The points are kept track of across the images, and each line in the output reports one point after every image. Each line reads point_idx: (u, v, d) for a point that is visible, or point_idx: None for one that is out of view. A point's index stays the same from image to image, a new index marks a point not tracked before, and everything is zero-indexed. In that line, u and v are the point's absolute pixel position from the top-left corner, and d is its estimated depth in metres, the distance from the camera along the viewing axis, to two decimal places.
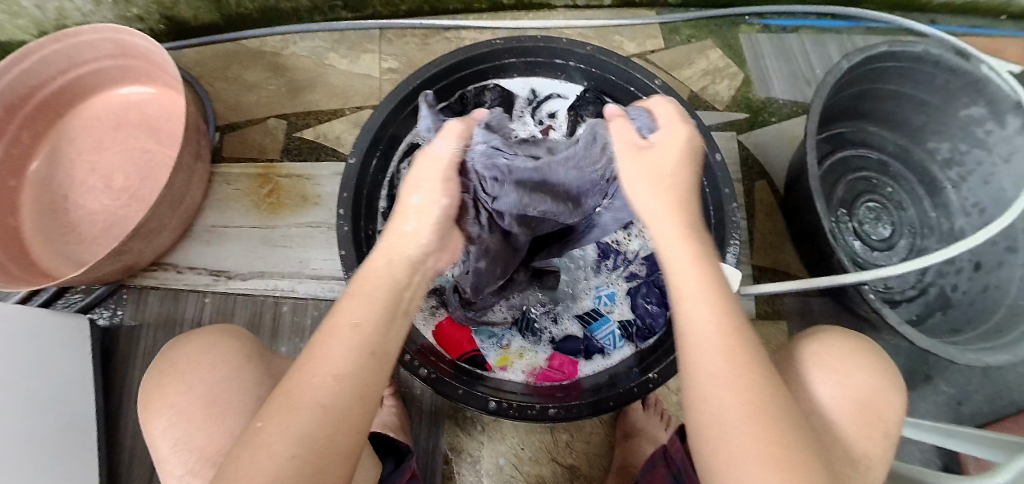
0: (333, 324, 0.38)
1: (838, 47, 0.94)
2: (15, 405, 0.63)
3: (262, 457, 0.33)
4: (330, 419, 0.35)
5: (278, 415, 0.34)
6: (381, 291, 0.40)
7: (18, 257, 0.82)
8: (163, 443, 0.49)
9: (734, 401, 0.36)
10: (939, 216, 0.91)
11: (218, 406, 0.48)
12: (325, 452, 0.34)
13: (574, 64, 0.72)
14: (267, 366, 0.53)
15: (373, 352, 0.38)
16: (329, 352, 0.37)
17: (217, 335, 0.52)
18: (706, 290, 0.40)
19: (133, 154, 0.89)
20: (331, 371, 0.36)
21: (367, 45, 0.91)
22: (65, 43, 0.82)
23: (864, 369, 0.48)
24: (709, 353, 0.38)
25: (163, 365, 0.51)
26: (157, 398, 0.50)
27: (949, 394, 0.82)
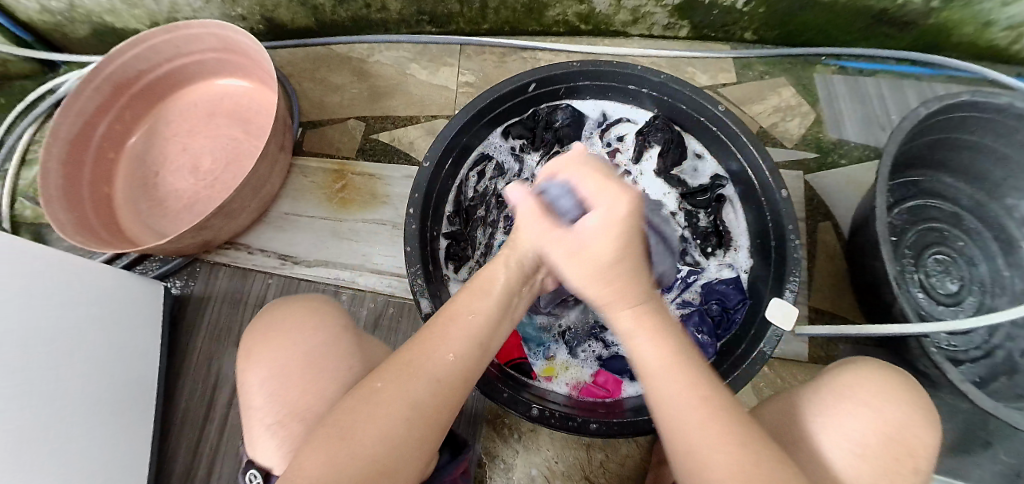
0: (454, 313, 0.46)
1: (918, 95, 0.91)
2: (93, 352, 0.70)
3: (380, 409, 0.40)
4: (440, 390, 0.42)
5: (398, 376, 0.42)
6: (490, 292, 0.48)
7: (110, 221, 0.90)
8: (258, 391, 0.52)
9: (711, 445, 0.38)
10: (1013, 276, 0.86)
11: (313, 365, 0.52)
12: (433, 416, 0.41)
13: (647, 91, 0.73)
14: (360, 342, 0.56)
15: (481, 344, 0.45)
16: (451, 334, 0.45)
17: (320, 305, 0.57)
18: (667, 357, 0.41)
19: (221, 140, 0.97)
20: (450, 351, 0.44)
21: (446, 59, 0.96)
22: (175, 34, 0.91)
23: (896, 405, 0.47)
24: (687, 415, 0.40)
25: (266, 323, 0.55)
26: (258, 348, 0.54)
27: (1010, 466, 0.77)
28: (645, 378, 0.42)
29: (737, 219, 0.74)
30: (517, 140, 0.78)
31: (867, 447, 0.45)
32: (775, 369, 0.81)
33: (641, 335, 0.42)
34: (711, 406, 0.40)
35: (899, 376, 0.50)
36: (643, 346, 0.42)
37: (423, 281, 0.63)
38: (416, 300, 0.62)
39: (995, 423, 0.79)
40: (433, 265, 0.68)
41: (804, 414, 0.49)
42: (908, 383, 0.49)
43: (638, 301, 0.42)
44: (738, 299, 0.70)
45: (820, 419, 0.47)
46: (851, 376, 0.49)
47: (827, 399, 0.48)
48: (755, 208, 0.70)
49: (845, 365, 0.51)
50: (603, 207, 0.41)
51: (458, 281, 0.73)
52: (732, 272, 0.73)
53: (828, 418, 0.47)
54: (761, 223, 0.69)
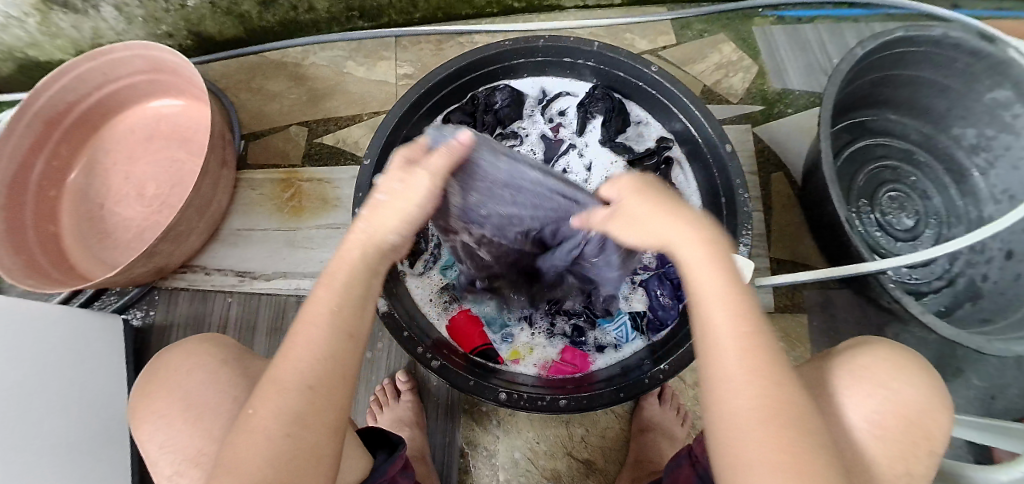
0: (307, 313, 0.40)
1: (856, 36, 0.92)
2: (58, 398, 0.68)
3: (258, 435, 0.36)
4: (315, 398, 0.38)
5: (267, 396, 0.37)
6: (343, 281, 0.42)
7: (59, 261, 0.87)
8: (152, 445, 0.49)
9: (745, 378, 0.36)
10: (966, 205, 0.88)
11: (197, 410, 0.48)
12: (315, 421, 0.37)
13: (584, 62, 0.72)
14: (245, 367, 0.52)
15: (348, 334, 0.40)
16: (307, 333, 0.39)
17: (194, 342, 0.52)
18: (723, 286, 0.39)
19: (164, 163, 0.94)
20: (310, 353, 0.39)
21: (383, 52, 0.93)
22: (100, 60, 0.87)
23: (913, 385, 0.44)
24: (730, 352, 0.37)
25: (149, 374, 0.51)
26: (142, 404, 0.50)
27: (981, 389, 0.80)
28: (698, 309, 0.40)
29: (687, 180, 0.74)
30: None
31: (883, 429, 0.43)
32: None
33: (692, 251, 0.41)
34: (761, 364, 0.36)
35: (915, 357, 0.47)
36: (701, 272, 0.40)
37: None
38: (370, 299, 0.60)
39: (962, 349, 0.81)
40: (386, 264, 0.66)
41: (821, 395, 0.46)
42: (922, 360, 0.47)
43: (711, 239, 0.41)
44: None
45: (835, 400, 0.45)
46: (873, 358, 0.46)
47: (844, 380, 0.45)
48: (702, 167, 0.71)
49: (857, 346, 0.48)
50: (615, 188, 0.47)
51: (416, 276, 0.73)
52: None
53: (846, 400, 0.44)
54: (710, 181, 0.70)
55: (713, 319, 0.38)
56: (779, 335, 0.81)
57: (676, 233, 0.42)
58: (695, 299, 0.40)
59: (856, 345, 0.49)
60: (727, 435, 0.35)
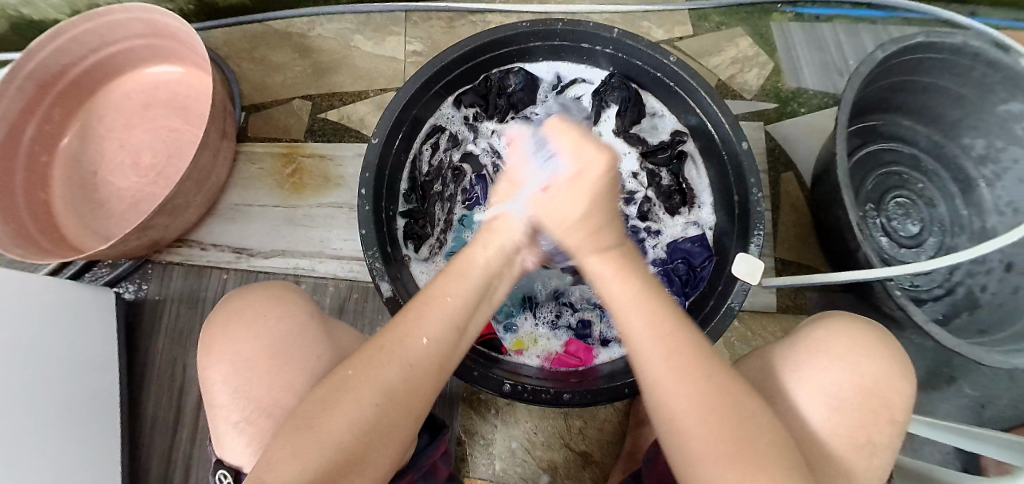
0: (428, 298, 0.44)
1: (874, 38, 0.91)
2: (47, 372, 0.66)
3: (352, 398, 0.37)
4: (414, 375, 0.40)
5: (370, 363, 0.39)
6: (466, 276, 0.46)
7: (49, 230, 0.84)
8: (222, 387, 0.47)
9: (682, 388, 0.39)
10: (970, 215, 0.88)
11: (281, 358, 0.47)
12: (407, 403, 0.39)
13: (601, 49, 0.70)
14: (327, 329, 0.52)
15: (458, 326, 0.43)
16: (424, 317, 0.42)
17: (283, 292, 0.52)
18: (633, 295, 0.43)
19: (161, 132, 0.91)
20: (423, 334, 0.41)
21: (392, 28, 0.91)
22: (97, 22, 0.83)
23: (870, 356, 0.45)
24: (657, 358, 0.40)
25: (225, 310, 0.50)
26: (218, 343, 0.48)
27: (972, 397, 0.81)
28: (617, 319, 0.43)
29: (699, 176, 0.73)
30: (471, 108, 0.75)
31: (842, 400, 0.44)
32: (746, 322, 0.82)
33: (603, 270, 0.45)
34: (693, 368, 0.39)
35: (874, 328, 0.48)
36: (611, 285, 0.44)
37: (381, 263, 0.60)
38: (375, 283, 0.59)
39: (957, 358, 0.82)
40: (392, 247, 0.66)
41: (781, 368, 0.47)
42: (885, 334, 0.48)
43: (607, 246, 0.46)
44: (704, 257, 0.69)
45: (796, 374, 0.46)
46: (822, 331, 0.48)
47: (801, 355, 0.47)
48: (717, 164, 0.69)
49: (818, 320, 0.50)
50: (581, 161, 0.45)
51: (421, 261, 0.71)
52: (697, 229, 0.72)
53: (801, 375, 0.46)
54: (724, 178, 0.68)
55: (632, 330, 0.42)
56: (780, 336, 0.81)
57: (575, 235, 0.47)
58: (613, 307, 0.44)
59: (816, 319, 0.50)
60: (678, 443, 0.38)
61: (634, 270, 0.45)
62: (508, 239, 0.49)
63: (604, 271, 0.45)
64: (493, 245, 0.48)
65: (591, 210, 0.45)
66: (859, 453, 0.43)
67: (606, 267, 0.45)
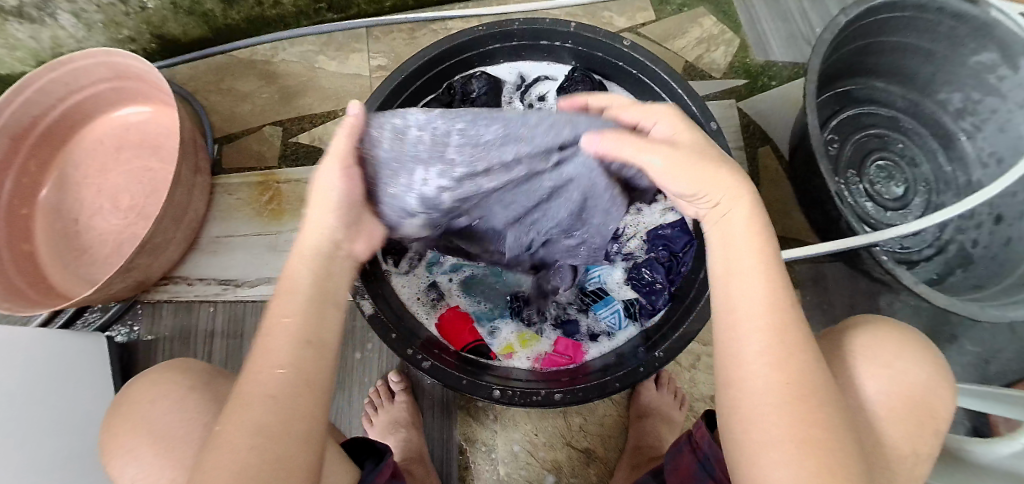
0: (269, 327, 0.38)
1: (838, 3, 0.90)
2: (46, 424, 0.66)
3: (223, 449, 0.33)
4: (282, 406, 0.35)
5: (234, 409, 0.35)
6: (300, 289, 0.40)
7: (36, 281, 0.84)
8: (129, 480, 0.47)
9: (774, 373, 0.35)
10: (954, 170, 0.87)
11: (167, 440, 0.46)
12: (285, 434, 0.34)
13: (561, 44, 0.70)
14: (216, 392, 0.50)
15: (310, 341, 0.38)
16: (271, 347, 0.37)
17: (161, 373, 0.51)
18: (758, 300, 0.37)
19: (138, 173, 0.91)
20: (276, 364, 0.36)
21: (355, 45, 0.90)
22: (61, 70, 0.83)
23: (919, 366, 0.44)
24: (757, 323, 0.36)
25: (116, 408, 0.50)
26: (112, 443, 0.48)
27: (976, 354, 0.80)
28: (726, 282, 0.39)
29: None
30: None
31: (891, 409, 0.43)
32: None
33: (739, 218, 0.40)
34: (793, 346, 0.36)
35: (918, 334, 0.47)
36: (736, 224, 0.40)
37: (361, 283, 0.60)
38: (356, 301, 0.60)
39: (956, 316, 0.81)
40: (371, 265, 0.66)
41: (832, 373, 0.44)
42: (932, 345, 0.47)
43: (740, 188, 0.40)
44: (685, 241, 0.69)
45: (847, 381, 0.44)
46: (877, 337, 0.46)
47: (853, 359, 0.45)
48: None
49: (860, 325, 0.48)
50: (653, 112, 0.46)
51: (401, 274, 0.70)
52: (676, 214, 0.72)
53: (853, 380, 0.43)
54: None
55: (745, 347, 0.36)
56: None
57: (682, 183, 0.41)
58: (730, 321, 0.38)
59: (856, 324, 0.49)
60: (752, 421, 0.35)
61: (767, 237, 0.40)
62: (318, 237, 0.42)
63: (738, 230, 0.40)
64: (308, 251, 0.42)
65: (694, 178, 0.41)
66: (904, 461, 0.42)
67: (744, 229, 0.40)
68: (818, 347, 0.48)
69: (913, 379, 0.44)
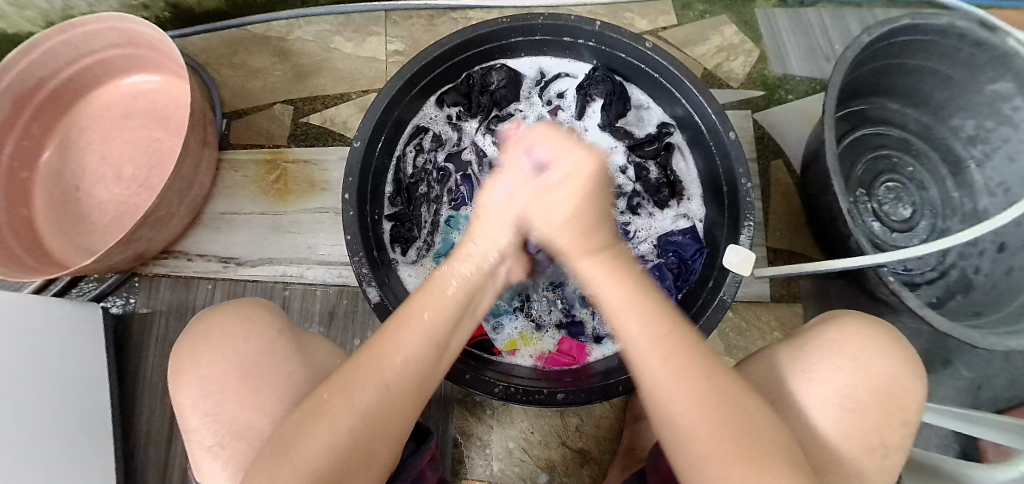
0: (408, 313, 0.42)
1: (859, 22, 0.90)
2: (35, 393, 0.65)
3: (326, 421, 0.37)
4: (390, 398, 0.39)
5: (347, 383, 0.38)
6: (448, 290, 0.44)
7: (32, 246, 0.83)
8: (192, 411, 0.46)
9: (684, 392, 0.37)
10: (961, 196, 0.88)
11: (251, 379, 0.46)
12: (385, 425, 0.38)
13: (584, 42, 0.70)
14: (300, 343, 0.51)
15: (439, 344, 0.42)
16: (401, 336, 0.41)
17: (251, 308, 0.50)
18: (626, 296, 0.42)
19: (144, 143, 0.89)
20: (400, 354, 0.40)
21: (372, 28, 0.89)
22: (71, 33, 0.81)
23: (883, 356, 0.44)
24: (646, 355, 0.39)
25: (193, 332, 0.49)
26: (186, 365, 0.47)
27: (969, 379, 0.80)
28: (612, 319, 0.42)
29: (687, 167, 0.73)
30: (454, 107, 0.75)
31: (856, 403, 0.43)
32: (740, 312, 0.82)
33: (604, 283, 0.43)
34: (688, 368, 0.38)
35: (885, 326, 0.47)
36: (603, 287, 0.43)
37: (368, 269, 0.59)
38: (362, 288, 0.58)
39: (953, 341, 0.81)
40: (379, 251, 0.65)
41: (789, 374, 0.46)
42: (898, 334, 0.47)
43: (596, 249, 0.45)
44: (695, 249, 0.69)
45: (805, 380, 0.45)
46: (838, 332, 0.46)
47: (814, 355, 0.46)
48: (704, 154, 0.69)
49: (828, 320, 0.49)
50: (571, 163, 0.46)
51: (408, 263, 0.70)
52: (687, 221, 0.72)
53: (812, 378, 0.45)
54: (712, 169, 0.68)
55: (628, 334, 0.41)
56: (774, 325, 0.80)
57: (566, 237, 0.46)
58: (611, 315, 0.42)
59: (823, 319, 0.49)
60: (676, 442, 0.37)
61: (627, 274, 0.44)
62: (488, 253, 0.48)
63: (597, 275, 0.44)
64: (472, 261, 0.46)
65: (582, 212, 0.46)
66: (872, 453, 0.42)
67: (598, 270, 0.44)
68: (779, 347, 0.49)
69: (914, 401, 0.44)
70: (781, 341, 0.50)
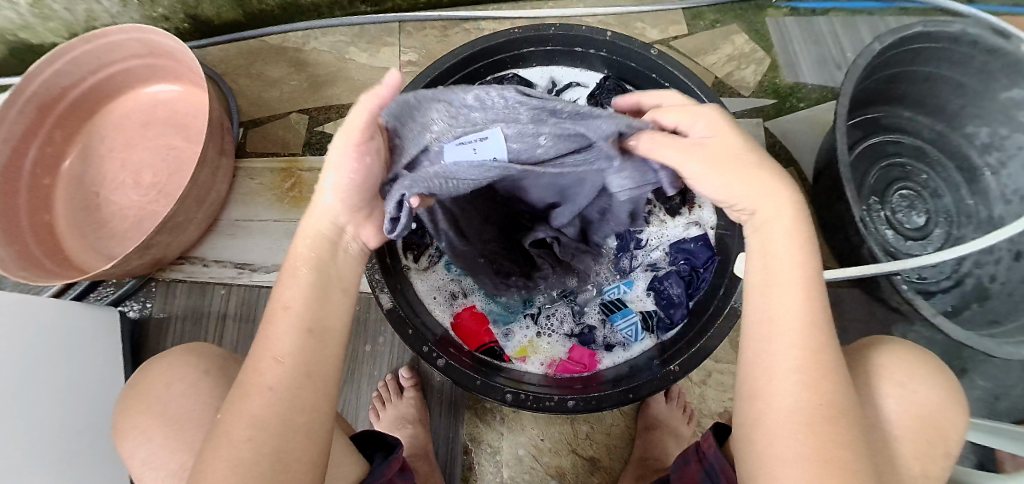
0: (273, 312, 0.41)
1: (871, 30, 0.90)
2: (55, 394, 0.66)
3: (228, 441, 0.36)
4: (285, 400, 0.38)
5: (235, 400, 0.38)
6: (300, 273, 0.42)
7: (54, 251, 0.85)
8: (136, 462, 0.47)
9: (801, 381, 0.36)
10: (976, 204, 0.87)
11: (175, 425, 0.47)
12: (287, 428, 0.37)
13: (596, 52, 0.71)
14: (227, 378, 0.51)
15: (309, 331, 0.40)
16: (274, 337, 0.39)
17: (177, 357, 0.51)
18: (796, 270, 0.39)
19: (162, 150, 0.92)
20: (278, 355, 0.39)
21: (386, 38, 0.91)
22: (94, 44, 0.84)
23: (929, 387, 0.43)
24: (790, 335, 0.37)
25: (124, 393, 0.50)
26: (124, 420, 0.49)
27: (986, 389, 0.79)
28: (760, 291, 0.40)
29: None
30: None
31: (902, 431, 0.42)
32: None
33: (779, 238, 0.40)
34: (821, 341, 0.37)
35: (925, 354, 0.46)
36: (779, 248, 0.40)
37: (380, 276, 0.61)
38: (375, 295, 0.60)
39: (969, 350, 0.80)
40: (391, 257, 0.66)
41: (844, 396, 0.44)
42: (940, 363, 0.46)
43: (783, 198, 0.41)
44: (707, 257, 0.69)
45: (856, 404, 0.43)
46: (886, 358, 0.45)
47: (864, 380, 0.44)
48: None
49: (871, 345, 0.48)
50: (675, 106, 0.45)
51: (420, 272, 0.71)
52: (699, 229, 0.72)
53: (862, 403, 0.43)
54: None
55: (778, 307, 0.38)
56: None
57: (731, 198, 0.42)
58: (764, 285, 0.40)
59: (867, 345, 0.48)
60: (764, 441, 0.36)
61: (806, 243, 0.40)
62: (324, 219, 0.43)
63: (765, 239, 0.41)
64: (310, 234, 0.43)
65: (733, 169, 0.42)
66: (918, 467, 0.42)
67: (781, 238, 0.40)
68: None
69: (937, 414, 0.43)
70: (830, 361, 0.49)
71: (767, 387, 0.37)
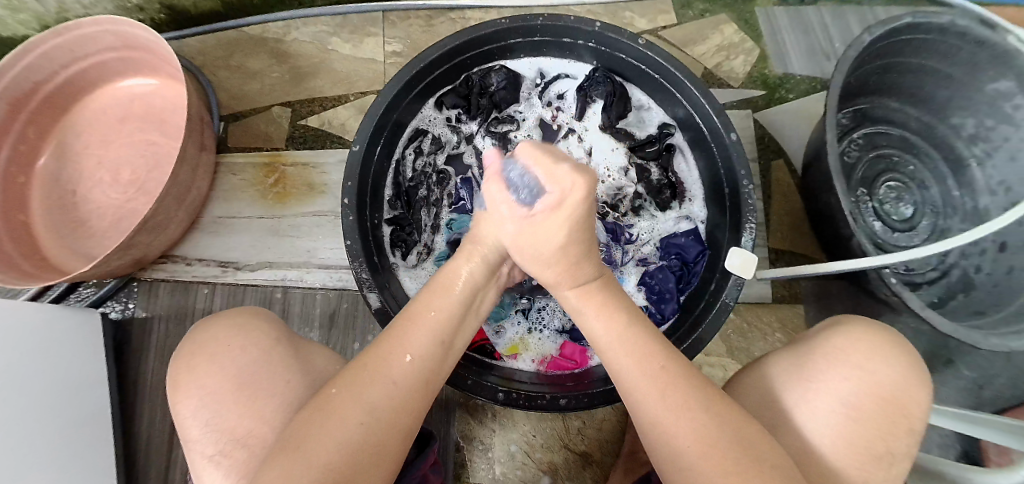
0: (414, 317, 0.44)
1: (859, 20, 0.90)
2: (38, 401, 0.65)
3: (337, 419, 0.37)
4: (399, 395, 0.40)
5: (354, 383, 0.39)
6: (453, 291, 0.47)
7: (30, 253, 0.82)
8: (191, 423, 0.46)
9: (664, 400, 0.39)
10: (962, 195, 0.87)
11: (249, 391, 0.46)
12: (394, 420, 0.39)
13: (583, 43, 0.69)
14: (299, 353, 0.50)
15: (444, 343, 0.44)
16: (409, 337, 0.43)
17: (247, 318, 0.50)
18: (614, 325, 0.44)
19: (140, 146, 0.89)
20: (407, 352, 0.42)
21: (370, 29, 0.89)
22: (66, 36, 0.80)
23: (887, 365, 0.44)
24: (630, 375, 0.41)
25: (189, 345, 0.48)
26: (183, 378, 0.47)
27: (970, 378, 0.80)
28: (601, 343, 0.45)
29: (689, 168, 0.73)
30: (453, 109, 0.74)
31: (861, 410, 0.43)
32: (742, 314, 0.82)
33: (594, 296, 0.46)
34: (668, 376, 0.41)
35: (888, 333, 0.47)
36: (602, 297, 0.46)
37: (368, 274, 0.58)
38: (362, 293, 0.58)
39: (954, 340, 0.81)
40: (379, 255, 0.65)
41: (794, 380, 0.46)
42: (901, 339, 0.47)
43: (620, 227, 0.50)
44: (698, 251, 0.69)
45: (806, 387, 0.45)
46: (840, 339, 0.46)
47: (817, 362, 0.46)
48: (706, 155, 0.68)
49: (833, 327, 0.49)
50: (560, 189, 0.43)
51: (408, 268, 0.70)
52: (689, 223, 0.72)
53: (814, 386, 0.45)
54: (713, 170, 0.68)
55: (619, 359, 0.43)
56: (776, 326, 0.80)
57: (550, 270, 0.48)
58: (605, 305, 0.46)
59: (828, 327, 0.49)
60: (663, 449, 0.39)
61: (626, 290, 0.46)
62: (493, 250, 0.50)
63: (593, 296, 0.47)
64: (476, 258, 0.49)
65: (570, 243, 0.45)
66: (877, 463, 0.42)
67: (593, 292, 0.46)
68: (783, 354, 0.49)
69: (921, 409, 0.44)
70: (788, 348, 0.50)
71: (633, 412, 0.41)
